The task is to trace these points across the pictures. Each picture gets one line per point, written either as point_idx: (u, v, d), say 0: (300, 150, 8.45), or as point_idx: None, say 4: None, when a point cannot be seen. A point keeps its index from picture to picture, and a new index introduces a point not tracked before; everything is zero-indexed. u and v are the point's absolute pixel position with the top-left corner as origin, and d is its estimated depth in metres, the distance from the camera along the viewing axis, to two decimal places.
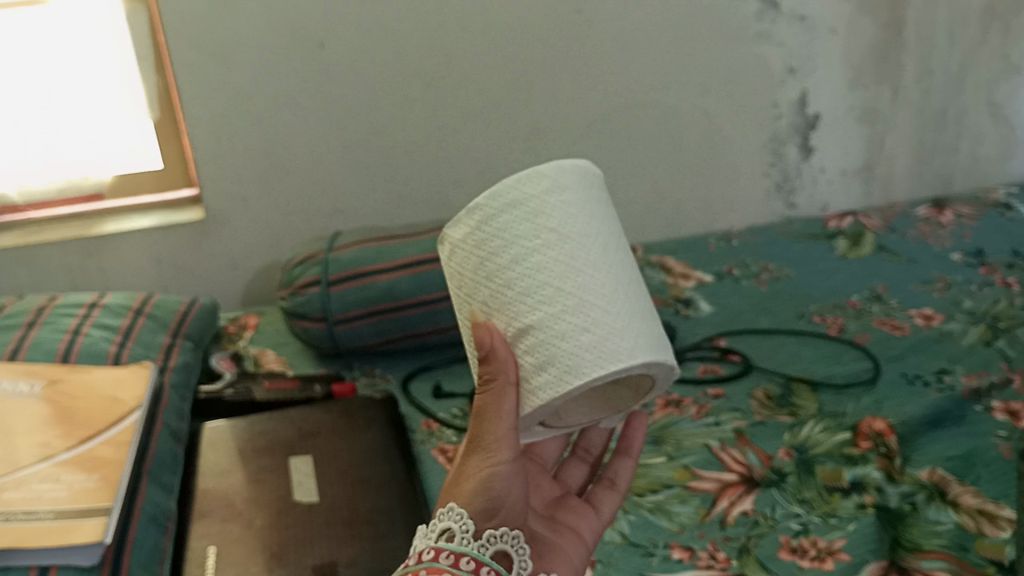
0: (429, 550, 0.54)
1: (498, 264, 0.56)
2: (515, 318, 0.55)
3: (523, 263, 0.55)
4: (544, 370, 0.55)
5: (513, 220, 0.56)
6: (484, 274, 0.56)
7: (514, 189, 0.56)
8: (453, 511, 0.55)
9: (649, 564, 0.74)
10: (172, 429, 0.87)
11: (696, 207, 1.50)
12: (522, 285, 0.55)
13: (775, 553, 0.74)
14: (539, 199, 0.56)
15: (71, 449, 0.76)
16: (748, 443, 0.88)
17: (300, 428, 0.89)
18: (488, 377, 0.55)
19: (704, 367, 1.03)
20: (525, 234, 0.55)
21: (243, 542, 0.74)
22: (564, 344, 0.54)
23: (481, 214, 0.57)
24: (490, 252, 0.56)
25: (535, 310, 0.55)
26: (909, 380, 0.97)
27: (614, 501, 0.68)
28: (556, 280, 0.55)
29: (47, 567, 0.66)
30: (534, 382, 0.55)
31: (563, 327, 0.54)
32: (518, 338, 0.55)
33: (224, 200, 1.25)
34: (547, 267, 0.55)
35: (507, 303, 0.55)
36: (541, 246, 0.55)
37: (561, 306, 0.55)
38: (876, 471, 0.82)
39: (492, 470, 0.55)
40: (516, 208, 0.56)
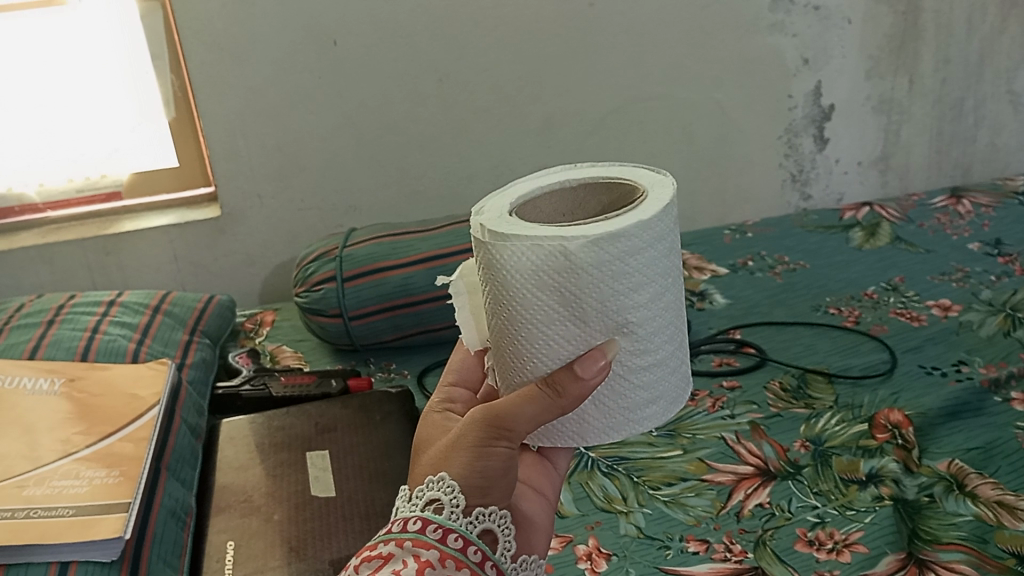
0: (416, 520, 0.50)
1: (633, 301, 0.50)
2: (637, 357, 0.52)
3: (661, 305, 0.51)
4: (652, 406, 0.54)
5: (657, 255, 0.49)
6: (613, 310, 0.49)
7: (661, 220, 0.49)
8: (442, 482, 0.51)
9: (665, 557, 0.74)
10: (190, 424, 0.87)
11: (710, 200, 1.49)
12: (652, 326, 0.51)
13: (792, 545, 0.74)
14: (675, 231, 0.51)
15: (91, 445, 0.77)
16: (764, 435, 0.88)
17: (318, 423, 0.90)
18: (569, 401, 0.50)
19: (720, 359, 1.02)
20: (664, 274, 0.51)
21: (262, 537, 0.75)
22: (672, 380, 0.55)
23: (630, 245, 0.48)
24: (627, 288, 0.49)
25: (661, 352, 0.53)
26: (927, 371, 0.96)
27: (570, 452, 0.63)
28: (677, 322, 0.54)
29: (67, 562, 0.67)
30: (634, 416, 0.54)
31: (675, 368, 0.55)
32: (633, 374, 0.52)
33: (240, 198, 1.26)
34: (672, 305, 0.52)
35: (632, 343, 0.51)
36: (671, 284, 0.52)
37: (676, 345, 0.54)
38: (893, 462, 0.82)
39: (493, 449, 0.52)
40: (663, 243, 0.50)
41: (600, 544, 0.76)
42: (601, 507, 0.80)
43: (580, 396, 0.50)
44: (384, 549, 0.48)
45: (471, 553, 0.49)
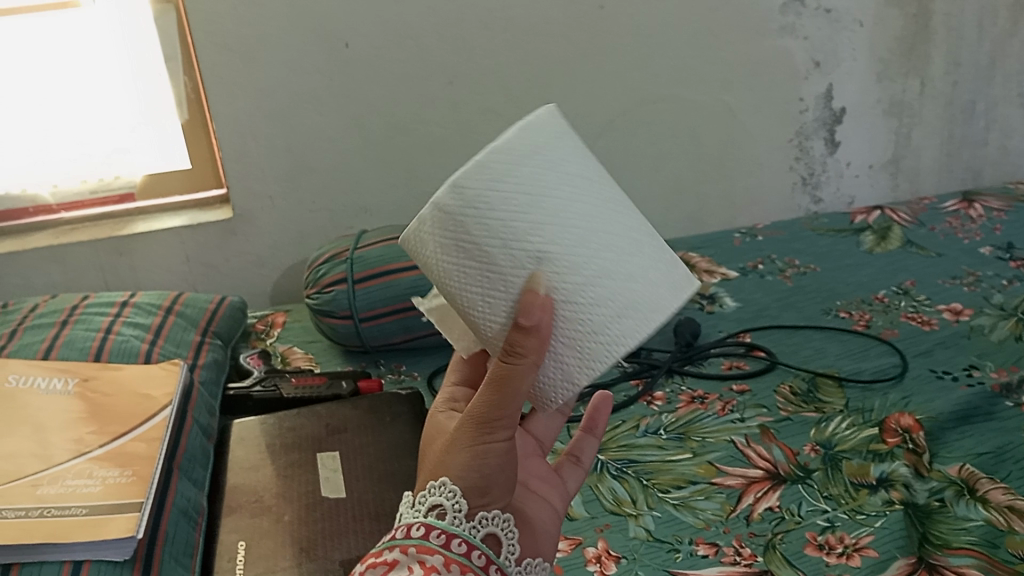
0: (419, 526, 0.50)
1: (532, 221, 0.50)
2: (572, 277, 0.50)
3: (568, 214, 0.50)
4: (624, 317, 0.51)
5: (534, 170, 0.50)
6: (520, 238, 0.50)
7: (518, 141, 0.51)
8: (444, 487, 0.51)
9: (674, 560, 0.74)
10: (202, 425, 0.88)
11: (721, 202, 1.49)
12: (572, 237, 0.50)
13: (801, 549, 0.74)
14: (548, 142, 0.52)
15: (104, 445, 0.78)
16: (773, 438, 0.88)
17: (328, 424, 0.91)
18: (525, 354, 0.50)
19: (729, 363, 1.02)
20: (556, 185, 0.50)
21: (272, 537, 0.75)
22: (636, 284, 0.51)
23: (491, 173, 0.50)
24: (516, 210, 0.50)
25: (597, 260, 0.51)
26: (938, 376, 0.96)
27: (576, 477, 0.66)
28: (609, 228, 0.52)
29: (81, 560, 0.67)
30: (606, 336, 0.51)
31: (633, 272, 0.51)
32: (581, 293, 0.50)
33: (251, 200, 1.27)
34: (589, 213, 0.51)
35: (559, 262, 0.50)
36: (575, 193, 0.51)
37: (623, 248, 0.52)
38: (903, 467, 0.82)
39: (487, 445, 0.51)
40: (530, 157, 0.51)
41: (609, 546, 0.76)
42: (610, 509, 0.80)
43: (526, 341, 0.50)
44: (389, 556, 0.49)
45: (475, 558, 0.49)
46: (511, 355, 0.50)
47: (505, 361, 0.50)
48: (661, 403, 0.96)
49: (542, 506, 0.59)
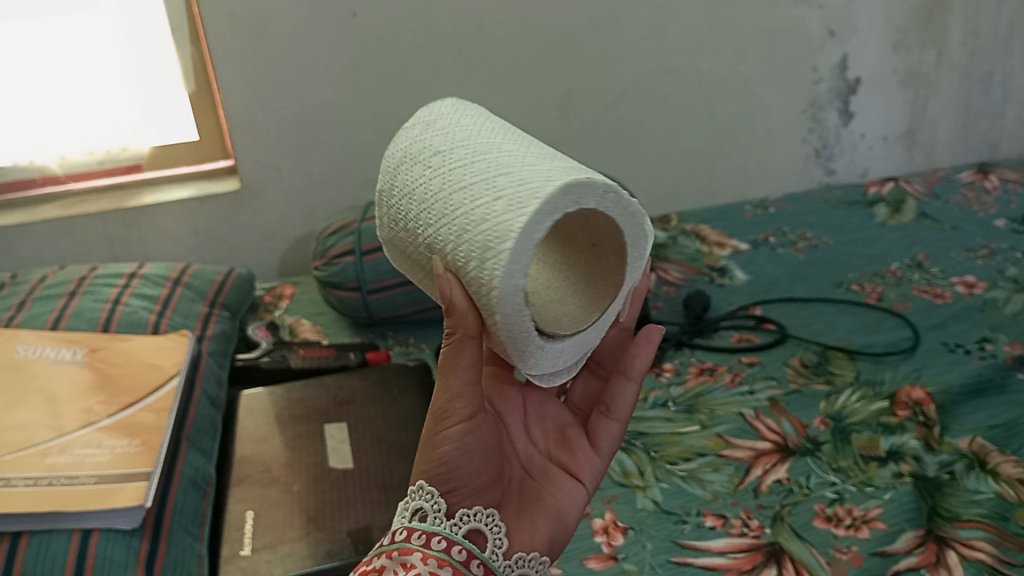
0: (402, 531, 0.52)
1: (411, 219, 0.55)
2: (443, 249, 0.52)
3: (425, 196, 0.54)
4: (476, 260, 0.50)
5: (408, 169, 0.56)
6: (413, 234, 0.56)
7: (398, 151, 0.58)
8: (422, 490, 0.54)
9: (682, 532, 0.74)
10: (210, 395, 0.88)
11: (732, 174, 1.48)
12: (433, 214, 0.53)
13: (809, 521, 0.74)
14: (414, 146, 0.57)
15: (112, 415, 0.78)
16: (783, 411, 0.87)
17: (336, 396, 0.91)
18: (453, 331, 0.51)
19: (739, 335, 1.02)
20: (414, 183, 0.55)
21: (280, 507, 0.75)
22: (480, 225, 0.49)
23: (387, 202, 0.59)
24: (403, 215, 0.56)
25: (453, 220, 0.51)
26: (950, 349, 0.95)
27: (612, 432, 0.63)
28: (461, 185, 0.52)
29: (90, 529, 0.67)
30: (473, 277, 0.50)
31: (481, 211, 0.50)
32: (455, 254, 0.51)
33: (259, 172, 1.26)
34: (443, 180, 0.53)
35: (433, 240, 0.53)
36: (429, 171, 0.54)
37: (469, 199, 0.51)
38: (913, 439, 0.81)
39: (445, 433, 0.53)
40: (400, 163, 0.58)
41: (616, 518, 0.76)
42: (618, 481, 0.80)
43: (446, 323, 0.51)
44: (377, 562, 0.51)
45: (456, 552, 0.51)
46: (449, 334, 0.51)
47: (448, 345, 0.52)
48: (670, 376, 0.95)
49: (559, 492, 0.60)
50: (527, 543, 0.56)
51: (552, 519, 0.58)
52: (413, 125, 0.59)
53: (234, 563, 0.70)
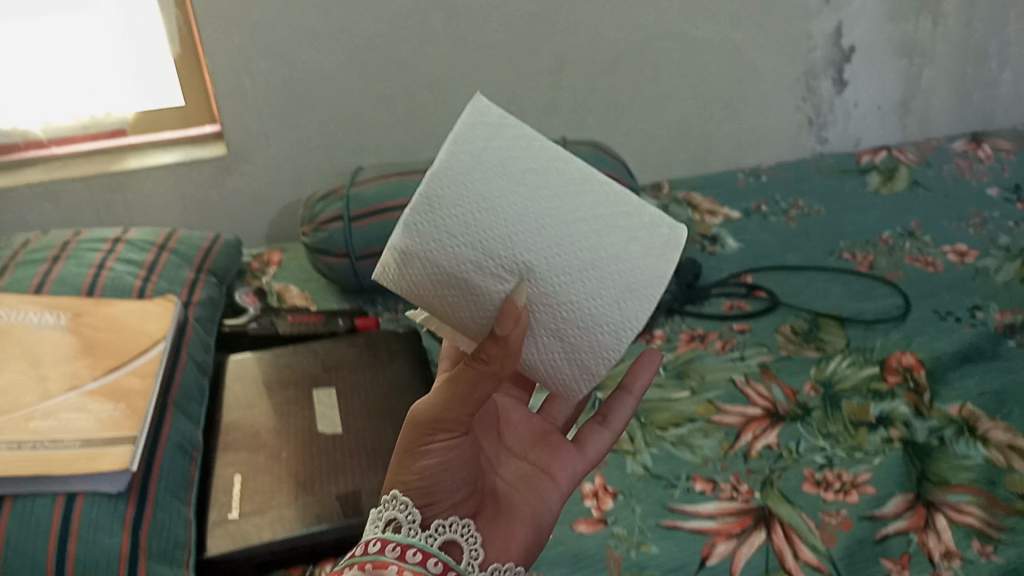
0: (376, 542, 0.52)
1: (496, 244, 0.50)
2: (554, 279, 0.51)
3: (529, 220, 0.50)
4: (616, 301, 0.52)
5: (484, 185, 0.49)
6: (492, 258, 0.51)
7: (458, 157, 0.50)
8: (396, 500, 0.54)
9: (671, 496, 0.74)
10: (196, 361, 0.87)
11: (724, 142, 1.47)
12: (543, 245, 0.50)
13: (799, 485, 0.74)
14: (486, 153, 0.50)
15: (97, 379, 0.76)
16: (773, 377, 0.87)
17: (324, 361, 0.90)
18: (490, 360, 0.51)
19: (730, 303, 1.01)
20: (499, 199, 0.50)
21: (268, 471, 0.75)
22: (618, 267, 0.51)
23: (442, 211, 0.50)
24: (477, 235, 0.50)
25: (577, 253, 0.51)
26: (941, 316, 0.94)
27: (603, 440, 0.64)
28: (578, 215, 0.51)
29: (75, 493, 0.65)
30: (605, 314, 0.52)
31: (614, 249, 0.51)
32: (578, 290, 0.51)
33: (247, 137, 1.24)
34: (552, 207, 0.50)
35: (539, 271, 0.51)
36: (528, 196, 0.50)
37: (594, 232, 0.51)
38: (903, 405, 0.81)
39: (430, 445, 0.54)
40: (470, 171, 0.49)
41: (605, 482, 0.76)
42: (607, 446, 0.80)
43: (492, 348, 0.51)
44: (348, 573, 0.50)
45: (431, 565, 0.51)
46: (483, 359, 0.51)
47: (472, 368, 0.52)
48: (661, 342, 0.95)
49: (537, 491, 0.60)
50: (502, 552, 0.55)
51: (528, 526, 0.58)
52: (469, 120, 0.50)
53: (223, 529, 0.70)
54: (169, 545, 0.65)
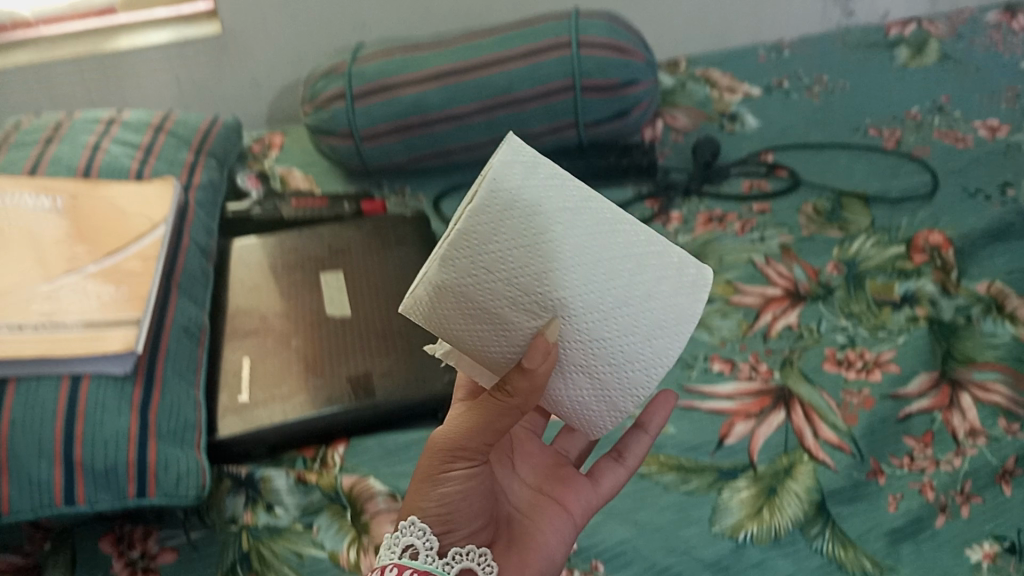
0: (391, 568, 0.48)
1: (530, 282, 0.45)
2: (588, 316, 0.47)
3: (568, 258, 0.45)
4: (646, 340, 0.48)
5: (521, 222, 0.44)
6: (522, 296, 0.46)
7: (494, 194, 0.44)
8: (414, 526, 0.50)
9: (689, 377, 0.73)
10: (199, 245, 0.84)
11: (744, 15, 1.39)
12: (577, 283, 0.46)
13: (819, 365, 0.72)
14: (524, 191, 0.44)
15: (97, 262, 0.74)
16: (794, 258, 0.84)
17: (331, 244, 0.88)
18: (513, 393, 0.48)
19: (750, 183, 0.97)
20: (539, 238, 0.44)
21: (277, 355, 0.73)
22: (650, 306, 0.47)
23: (475, 249, 0.45)
24: (509, 273, 0.45)
25: (612, 291, 0.46)
26: (970, 194, 0.91)
27: (617, 476, 0.59)
28: (615, 254, 0.46)
29: (79, 375, 0.64)
30: (633, 353, 0.48)
31: (647, 289, 0.47)
32: (610, 327, 0.47)
33: (241, 13, 1.17)
34: (590, 246, 0.45)
35: (572, 308, 0.46)
36: (566, 234, 0.45)
37: (630, 271, 0.46)
38: (929, 284, 0.78)
39: (449, 473, 0.51)
40: (507, 210, 0.44)
41: None
42: None
43: (517, 379, 0.47)
44: None
45: None
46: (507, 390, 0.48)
47: (497, 396, 0.49)
48: (677, 224, 0.92)
49: (548, 525, 0.55)
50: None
51: (544, 555, 0.54)
52: (504, 157, 0.44)
53: (232, 411, 0.69)
54: (178, 426, 0.64)
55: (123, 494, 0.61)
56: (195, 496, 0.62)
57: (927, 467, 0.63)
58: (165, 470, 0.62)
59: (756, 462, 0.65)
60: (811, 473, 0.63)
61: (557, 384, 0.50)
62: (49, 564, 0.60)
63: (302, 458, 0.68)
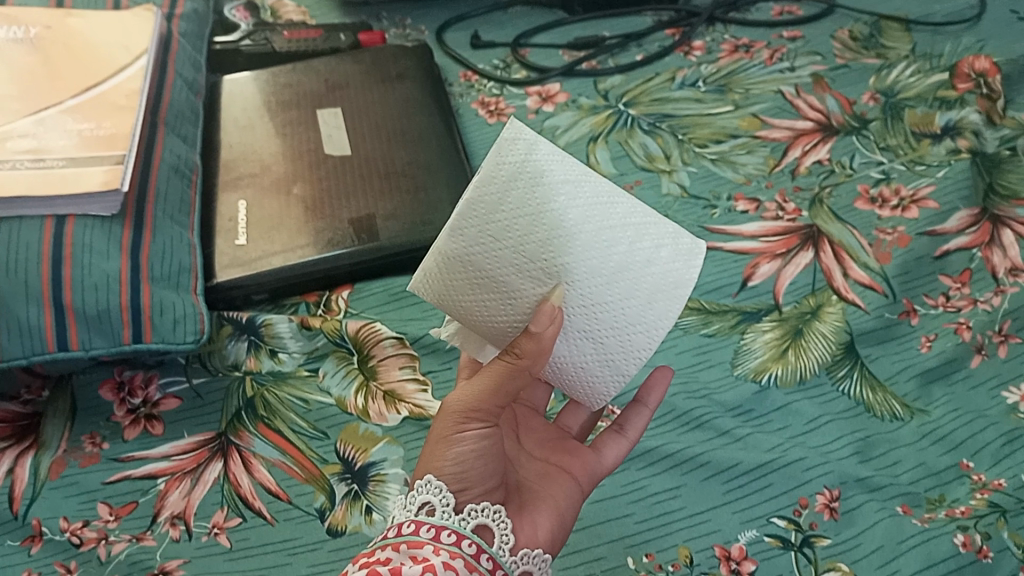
0: (407, 524, 0.43)
1: (534, 249, 0.43)
2: (590, 280, 0.44)
3: (570, 224, 0.43)
4: (645, 304, 0.45)
5: (526, 190, 0.43)
6: (527, 264, 0.44)
7: (500, 164, 0.43)
8: (430, 484, 0.45)
9: (711, 217, 0.69)
10: (187, 80, 0.77)
11: None
12: (578, 248, 0.43)
13: (851, 204, 0.67)
14: (528, 162, 0.43)
15: (77, 97, 0.68)
16: (827, 88, 0.78)
17: (327, 80, 0.81)
18: (521, 355, 0.44)
19: (781, 8, 0.89)
20: (542, 205, 0.43)
21: (274, 197, 0.69)
22: (649, 271, 0.45)
23: (484, 218, 0.44)
24: (515, 238, 0.43)
25: (613, 257, 0.44)
26: (1021, 18, 0.83)
27: (619, 448, 0.52)
28: (613, 222, 0.44)
29: (64, 217, 0.60)
30: (632, 317, 0.45)
31: (645, 254, 0.44)
32: (610, 291, 0.44)
33: None
34: (590, 213, 0.43)
35: (573, 275, 0.44)
36: (567, 202, 0.43)
37: (628, 238, 0.44)
38: (974, 115, 0.72)
39: (463, 433, 0.46)
40: (513, 179, 0.43)
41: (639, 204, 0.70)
42: (641, 166, 0.74)
43: (523, 341, 0.44)
44: (380, 555, 0.41)
45: (466, 546, 0.42)
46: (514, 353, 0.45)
47: (505, 360, 0.45)
48: (701, 54, 0.85)
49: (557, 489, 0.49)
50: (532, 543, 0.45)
51: (557, 517, 0.48)
52: (507, 134, 0.43)
53: (228, 255, 0.65)
54: (172, 270, 0.61)
55: (119, 340, 0.59)
56: (193, 342, 0.59)
57: (963, 306, 0.59)
58: (160, 314, 0.59)
59: (782, 304, 0.62)
60: (839, 314, 0.60)
61: (558, 352, 0.47)
62: (50, 413, 0.59)
63: (305, 304, 0.66)
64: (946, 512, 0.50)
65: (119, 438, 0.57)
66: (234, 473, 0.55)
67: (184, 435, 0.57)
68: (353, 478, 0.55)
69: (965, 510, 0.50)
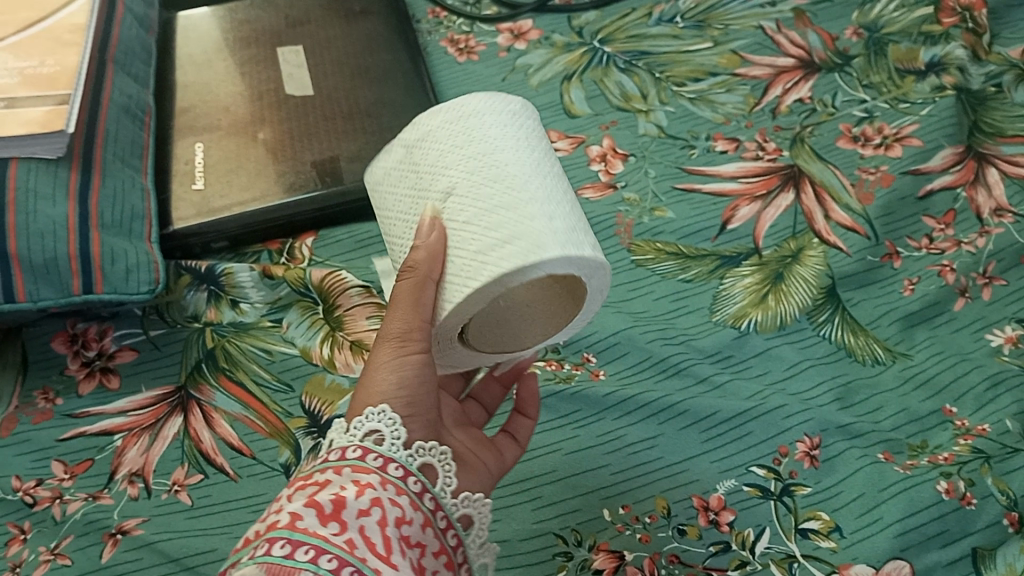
0: (352, 448, 0.39)
1: (446, 169, 0.43)
2: (465, 199, 0.42)
3: (479, 155, 0.43)
4: (497, 243, 0.40)
5: (465, 127, 0.44)
6: (437, 182, 0.43)
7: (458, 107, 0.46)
8: (382, 413, 0.41)
9: (689, 158, 0.66)
10: (138, 15, 0.72)
11: None
12: (475, 179, 0.42)
13: (833, 143, 0.65)
14: (482, 112, 0.45)
15: (19, 32, 0.63)
16: (809, 23, 0.75)
17: (288, 15, 0.77)
18: (414, 268, 0.41)
19: None
20: (479, 144, 0.43)
21: (233, 139, 0.66)
22: (514, 218, 0.40)
23: (422, 138, 0.45)
24: (436, 156, 0.44)
25: (491, 190, 0.41)
26: None
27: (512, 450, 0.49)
28: (510, 179, 0.42)
29: (7, 159, 0.56)
30: (483, 252, 0.40)
31: (520, 209, 0.40)
32: (476, 219, 0.41)
33: None
34: (502, 163, 0.42)
35: (460, 200, 0.42)
36: (492, 145, 0.43)
37: (510, 186, 0.41)
38: (960, 49, 0.69)
39: (405, 358, 0.42)
40: (460, 118, 0.45)
41: (615, 145, 0.68)
42: (617, 106, 0.71)
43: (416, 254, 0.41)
44: (320, 477, 0.38)
45: (411, 483, 0.39)
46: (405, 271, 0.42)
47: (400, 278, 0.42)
48: None
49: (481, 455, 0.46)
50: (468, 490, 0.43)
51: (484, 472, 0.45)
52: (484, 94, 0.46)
53: (186, 200, 0.62)
54: (124, 216, 0.58)
55: (69, 290, 0.56)
56: (148, 292, 0.57)
57: (947, 249, 0.58)
58: (111, 263, 0.56)
59: (762, 248, 0.60)
60: (820, 258, 0.59)
61: None
62: None
63: (268, 252, 0.63)
64: (929, 458, 0.49)
65: (74, 393, 0.55)
66: (194, 429, 0.53)
67: (141, 389, 0.55)
68: (319, 432, 0.52)
69: (948, 457, 0.49)
